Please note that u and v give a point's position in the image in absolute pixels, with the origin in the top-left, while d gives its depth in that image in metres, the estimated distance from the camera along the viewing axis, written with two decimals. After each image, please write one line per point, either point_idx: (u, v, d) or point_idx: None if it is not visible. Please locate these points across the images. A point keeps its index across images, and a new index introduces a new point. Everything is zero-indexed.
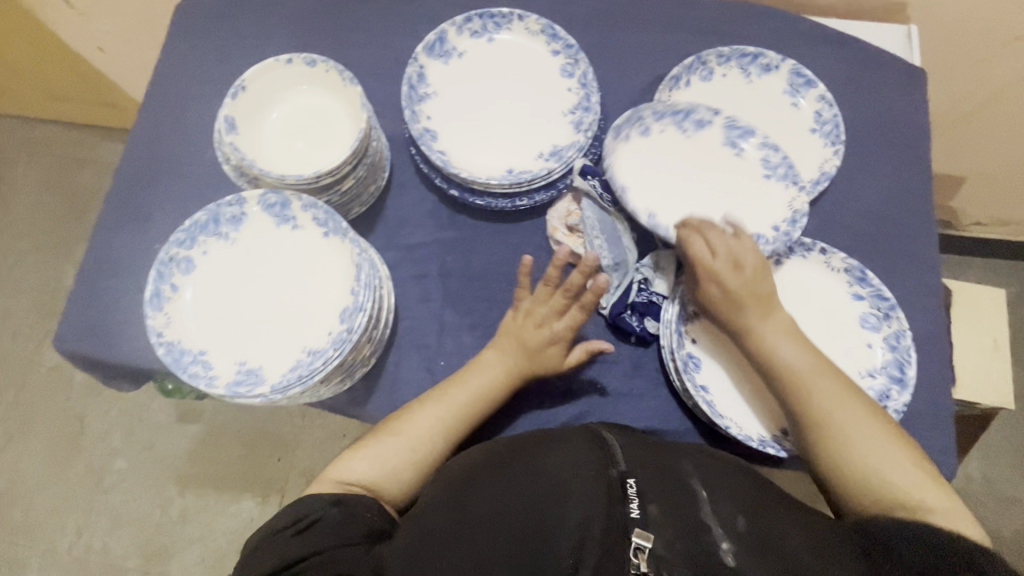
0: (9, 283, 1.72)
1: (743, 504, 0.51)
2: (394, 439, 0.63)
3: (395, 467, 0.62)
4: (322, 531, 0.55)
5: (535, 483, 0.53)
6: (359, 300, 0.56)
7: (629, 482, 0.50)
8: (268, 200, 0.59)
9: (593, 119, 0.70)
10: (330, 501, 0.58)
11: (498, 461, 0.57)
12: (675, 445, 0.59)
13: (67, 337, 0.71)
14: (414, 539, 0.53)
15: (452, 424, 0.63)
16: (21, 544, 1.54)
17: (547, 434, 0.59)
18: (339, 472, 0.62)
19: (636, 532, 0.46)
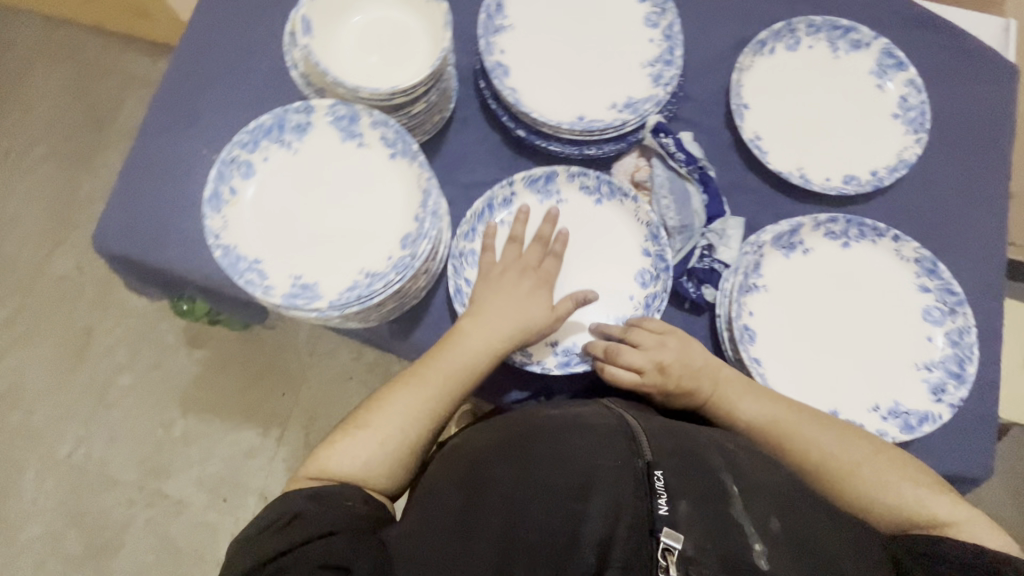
0: (24, 185, 1.68)
1: (771, 504, 0.49)
2: (370, 429, 0.59)
3: (383, 442, 0.58)
4: (306, 525, 0.49)
5: (557, 470, 0.51)
6: (424, 228, 0.54)
7: (655, 476, 0.50)
8: (337, 112, 0.57)
9: (674, 74, 0.67)
10: (309, 495, 0.53)
11: (515, 441, 0.55)
12: (687, 432, 0.58)
13: (107, 232, 0.69)
14: (421, 524, 0.50)
15: (443, 391, 0.60)
16: (20, 446, 1.53)
17: (564, 419, 0.57)
18: (321, 465, 0.58)
19: (665, 531, 0.45)
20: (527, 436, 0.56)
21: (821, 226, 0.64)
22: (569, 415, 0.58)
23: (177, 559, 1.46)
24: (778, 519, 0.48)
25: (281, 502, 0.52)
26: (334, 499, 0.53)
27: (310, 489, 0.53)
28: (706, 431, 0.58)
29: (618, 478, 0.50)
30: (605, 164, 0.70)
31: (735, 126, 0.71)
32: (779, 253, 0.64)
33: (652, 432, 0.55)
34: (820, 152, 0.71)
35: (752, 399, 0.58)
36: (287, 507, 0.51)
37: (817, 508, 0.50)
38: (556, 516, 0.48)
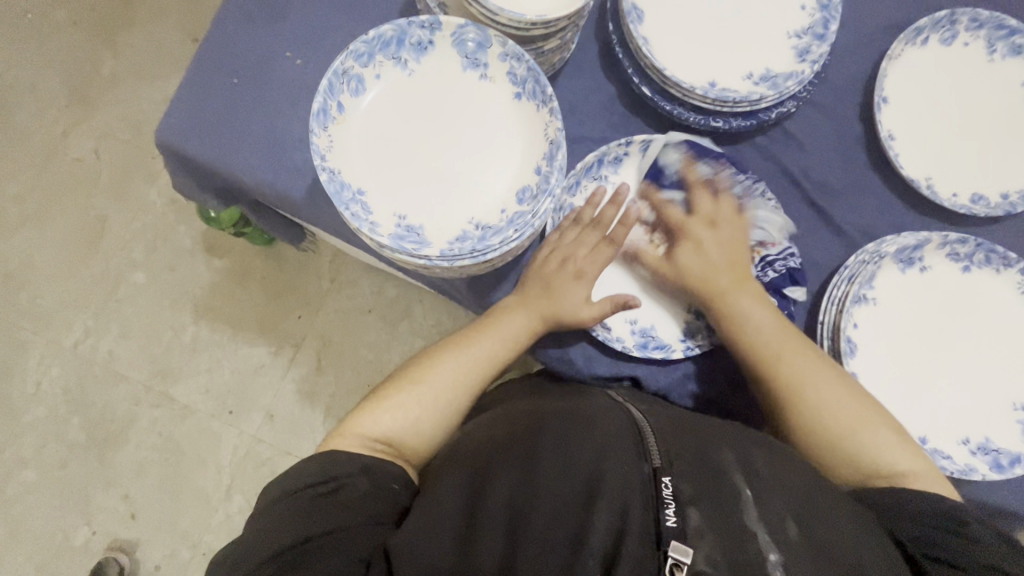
0: (42, 53, 1.55)
1: (789, 505, 0.48)
2: (419, 390, 0.60)
3: (419, 418, 0.60)
4: (346, 503, 0.51)
5: (562, 478, 0.48)
6: (548, 183, 0.48)
7: (663, 484, 0.47)
8: (465, 34, 0.49)
9: (824, 51, 0.60)
10: (362, 466, 0.54)
11: (521, 442, 0.53)
12: (705, 425, 0.56)
13: (172, 126, 0.62)
14: (418, 523, 0.49)
15: (488, 359, 0.61)
16: (26, 328, 1.47)
17: (573, 414, 0.54)
18: (362, 425, 0.59)
19: (674, 547, 0.42)
20: (533, 435, 0.53)
21: (947, 244, 0.60)
22: (574, 406, 0.55)
23: (178, 462, 1.42)
24: (795, 526, 0.46)
25: (328, 461, 0.54)
26: (380, 478, 0.54)
27: (361, 459, 0.55)
28: (719, 432, 0.55)
29: (627, 484, 0.47)
30: (724, 139, 0.64)
31: (870, 119, 0.65)
32: (896, 267, 0.61)
33: (663, 431, 0.52)
34: (955, 162, 0.65)
35: (762, 311, 0.58)
36: (335, 471, 0.53)
37: (837, 515, 0.48)
38: (560, 530, 0.45)
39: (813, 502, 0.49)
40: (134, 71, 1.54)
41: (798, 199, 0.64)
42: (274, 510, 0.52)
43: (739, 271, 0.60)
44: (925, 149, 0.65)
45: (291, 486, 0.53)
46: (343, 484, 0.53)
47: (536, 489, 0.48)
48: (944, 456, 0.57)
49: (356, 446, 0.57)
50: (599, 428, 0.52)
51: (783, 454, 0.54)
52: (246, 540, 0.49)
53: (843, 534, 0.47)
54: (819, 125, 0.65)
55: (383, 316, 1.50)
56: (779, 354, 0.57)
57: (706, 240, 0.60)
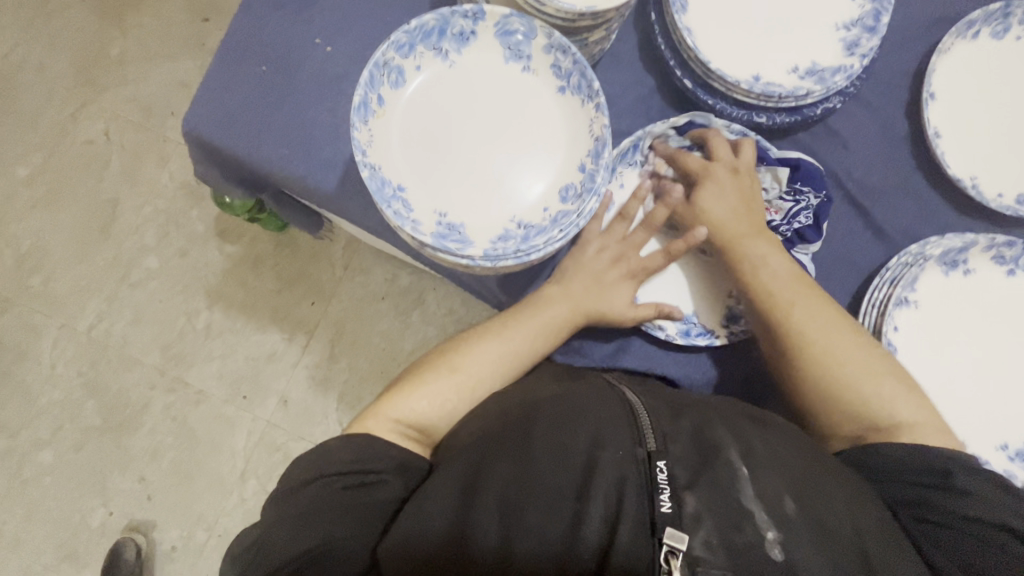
0: (49, 32, 1.52)
1: (786, 482, 0.46)
2: (458, 375, 0.59)
3: (454, 407, 0.59)
4: (373, 501, 0.50)
5: (556, 468, 0.47)
6: (593, 182, 0.47)
7: (657, 469, 0.45)
8: (510, 24, 0.48)
9: (874, 45, 0.58)
10: (396, 464, 0.52)
11: (511, 429, 0.51)
12: (701, 402, 0.53)
13: (199, 116, 0.60)
14: (410, 515, 0.48)
15: (520, 352, 0.60)
16: (39, 312, 1.46)
17: (565, 398, 0.52)
18: (394, 407, 0.57)
19: (668, 534, 0.42)
20: (525, 422, 0.51)
21: (994, 247, 0.59)
22: (564, 391, 0.53)
23: (194, 446, 1.42)
24: (792, 500, 0.45)
25: (361, 446, 0.53)
26: (412, 477, 0.53)
27: (395, 452, 0.53)
28: (713, 408, 0.52)
29: (621, 472, 0.46)
30: (766, 135, 0.62)
31: (915, 116, 0.63)
32: (939, 270, 0.60)
33: (656, 412, 0.50)
34: (1002, 162, 0.63)
35: (778, 256, 0.57)
36: (376, 465, 0.52)
37: (836, 488, 0.47)
38: (553, 524, 0.45)
39: (812, 475, 0.47)
40: (144, 51, 1.51)
41: (839, 197, 0.63)
42: (299, 498, 0.50)
43: (752, 216, 0.59)
44: (971, 148, 0.63)
45: (317, 471, 0.51)
46: (376, 481, 0.51)
47: (529, 480, 0.47)
48: (983, 462, 0.56)
49: (391, 433, 0.55)
50: (590, 414, 0.49)
51: (779, 430, 0.51)
52: (269, 526, 0.48)
53: (843, 508, 0.46)
54: (862, 121, 0.63)
55: (396, 304, 1.49)
56: (791, 297, 0.56)
57: (708, 197, 0.58)
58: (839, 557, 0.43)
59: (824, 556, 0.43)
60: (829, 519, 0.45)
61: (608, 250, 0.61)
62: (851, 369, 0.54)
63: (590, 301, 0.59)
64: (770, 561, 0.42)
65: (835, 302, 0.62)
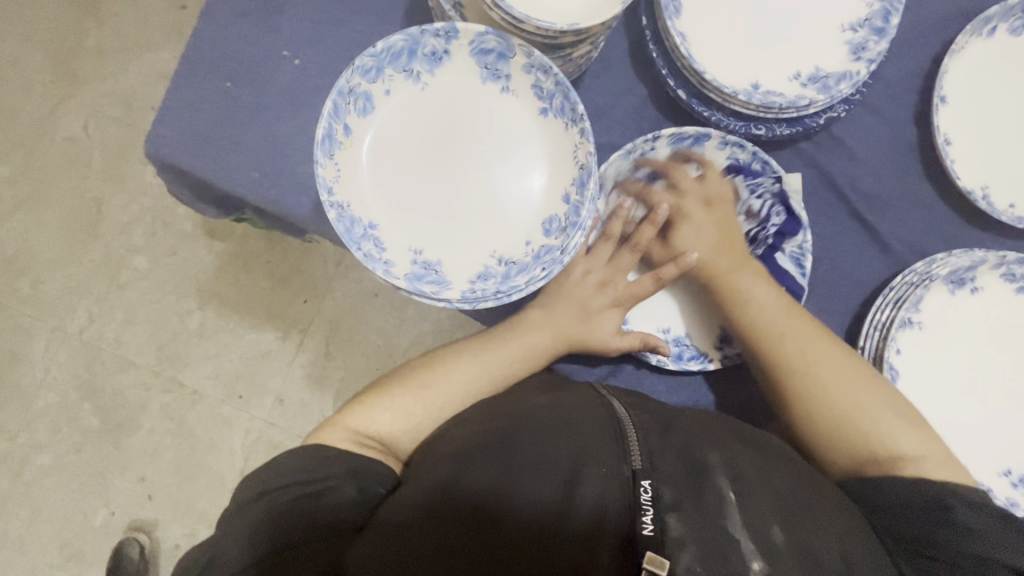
0: (21, 24, 1.46)
1: (775, 510, 0.45)
2: (428, 391, 0.58)
3: (420, 425, 0.57)
4: (327, 507, 0.48)
5: (537, 483, 0.45)
6: (578, 216, 0.44)
7: (642, 489, 0.44)
8: (485, 43, 0.44)
9: (883, 49, 0.54)
10: (347, 469, 0.51)
11: (495, 440, 0.49)
12: (691, 419, 0.52)
13: (160, 138, 0.57)
14: (382, 532, 0.45)
15: (490, 376, 0.58)
16: (30, 315, 1.45)
17: (551, 413, 0.51)
18: (358, 419, 0.56)
19: (650, 557, 0.40)
20: (508, 433, 0.49)
21: (1004, 265, 0.56)
22: (551, 404, 0.52)
23: (192, 445, 1.42)
24: (780, 528, 0.44)
25: (314, 457, 0.52)
26: (365, 482, 0.51)
27: (349, 461, 0.52)
28: (708, 427, 0.52)
29: (603, 491, 0.44)
30: (764, 146, 0.59)
31: (925, 122, 0.59)
32: (946, 289, 0.57)
33: (646, 429, 0.49)
34: (1016, 169, 0.59)
35: (765, 288, 0.56)
36: (323, 473, 0.50)
37: (826, 517, 0.46)
38: (532, 535, 0.43)
39: (801, 503, 0.46)
40: (119, 43, 1.45)
41: (841, 211, 0.60)
42: (251, 509, 0.49)
43: (734, 247, 0.57)
44: (982, 156, 0.60)
45: (272, 482, 0.50)
46: (326, 487, 0.49)
47: (506, 495, 0.45)
48: (984, 489, 0.55)
49: (346, 442, 0.54)
50: (579, 429, 0.48)
51: (771, 451, 0.51)
52: (219, 541, 0.47)
53: (832, 534, 0.45)
54: (868, 127, 0.59)
55: (390, 300, 1.46)
56: (781, 330, 0.55)
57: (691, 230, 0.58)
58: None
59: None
60: (818, 548, 0.44)
61: (595, 273, 0.59)
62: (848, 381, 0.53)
63: (576, 329, 0.58)
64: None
65: (835, 322, 0.59)
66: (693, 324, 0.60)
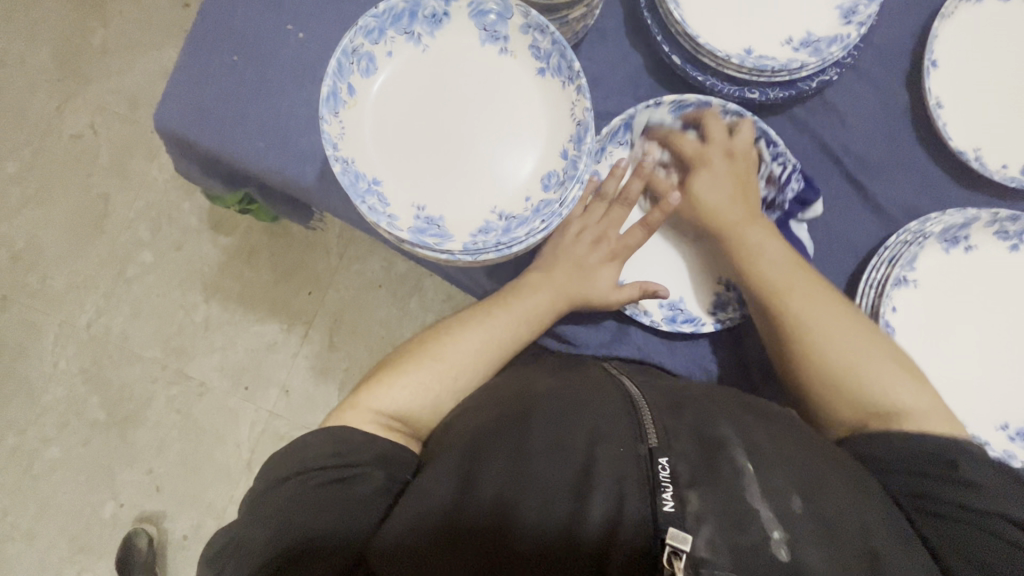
0: (29, 25, 1.49)
1: (794, 483, 0.45)
2: (441, 364, 0.58)
3: (436, 397, 0.57)
4: (351, 495, 0.49)
5: (554, 464, 0.46)
6: (576, 169, 0.45)
7: (659, 465, 0.44)
8: (484, 5, 0.46)
9: (873, 12, 0.55)
10: (376, 454, 0.51)
11: (511, 426, 0.50)
12: (703, 395, 0.53)
13: (171, 112, 0.58)
14: (409, 518, 0.46)
15: (499, 344, 0.59)
16: (37, 309, 1.46)
17: (562, 397, 0.51)
18: (376, 399, 0.56)
19: (673, 534, 0.40)
20: (524, 419, 0.50)
21: (997, 223, 0.57)
22: (564, 386, 0.53)
23: (199, 438, 1.44)
24: (800, 499, 0.44)
25: (339, 441, 0.52)
26: (392, 468, 0.51)
27: (376, 445, 0.52)
28: (721, 405, 0.52)
29: (621, 468, 0.45)
30: (758, 111, 0.60)
31: (916, 87, 0.61)
32: (940, 247, 0.58)
33: (659, 406, 0.49)
34: (1007, 131, 0.60)
35: (776, 244, 0.56)
36: (348, 460, 0.50)
37: (844, 488, 0.46)
38: (553, 520, 0.44)
39: (818, 474, 0.46)
40: (125, 41, 1.47)
41: (835, 175, 0.61)
42: (280, 494, 0.49)
43: (747, 202, 0.58)
44: (973, 120, 0.61)
45: (299, 466, 0.51)
46: (354, 476, 0.50)
47: (523, 479, 0.46)
48: (982, 443, 0.55)
49: (371, 425, 0.54)
50: (593, 409, 0.49)
51: (785, 425, 0.51)
52: (251, 528, 0.47)
53: (849, 499, 0.45)
54: (861, 92, 0.61)
55: (393, 291, 1.47)
56: (786, 281, 0.55)
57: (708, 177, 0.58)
58: (845, 560, 0.42)
59: (833, 559, 0.42)
60: (836, 517, 0.44)
61: (590, 231, 0.60)
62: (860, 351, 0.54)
63: (575, 286, 0.58)
64: (776, 562, 0.41)
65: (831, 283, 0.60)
66: (692, 285, 0.61)
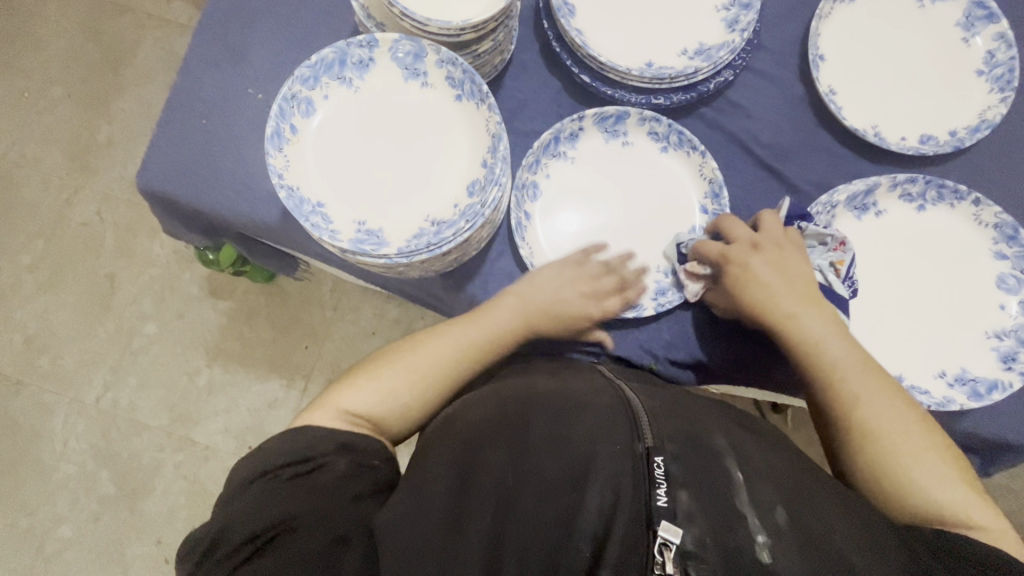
0: (39, 128, 1.62)
1: (781, 491, 0.47)
2: (403, 366, 0.60)
3: (403, 394, 0.59)
4: (321, 484, 0.49)
5: (552, 458, 0.48)
6: (493, 174, 0.51)
7: (655, 465, 0.46)
8: (401, 47, 0.53)
9: (751, 19, 0.63)
10: (338, 445, 0.53)
11: (510, 426, 0.51)
12: (696, 408, 0.56)
13: (150, 172, 0.67)
14: (410, 514, 0.47)
15: (457, 349, 0.61)
16: (48, 390, 1.52)
17: (560, 400, 0.53)
18: (344, 399, 0.58)
19: (663, 526, 0.43)
20: (524, 417, 0.52)
21: (898, 186, 0.62)
22: (561, 389, 0.55)
23: (206, 502, 1.45)
24: (784, 509, 0.46)
25: (304, 440, 0.53)
26: (357, 456, 0.53)
27: (339, 436, 0.54)
28: (711, 414, 0.55)
29: (617, 466, 0.46)
30: (668, 116, 0.67)
31: (809, 78, 0.67)
32: (850, 214, 0.63)
33: (654, 412, 0.51)
34: (899, 108, 0.67)
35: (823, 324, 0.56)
36: (310, 452, 0.52)
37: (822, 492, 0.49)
38: (550, 511, 0.45)
39: (800, 483, 0.49)
40: (128, 134, 1.61)
41: (749, 163, 0.67)
42: (247, 493, 0.50)
43: (801, 294, 0.57)
44: (867, 103, 0.67)
45: (263, 466, 0.51)
46: (318, 466, 0.51)
47: (521, 473, 0.48)
48: (920, 391, 0.58)
49: (337, 423, 0.56)
50: (589, 410, 0.51)
51: (773, 442, 0.55)
52: (227, 516, 0.48)
53: (829, 509, 0.48)
54: (760, 90, 0.67)
55: (387, 337, 1.52)
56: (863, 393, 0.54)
57: (759, 263, 0.58)
58: (821, 564, 0.44)
59: (809, 565, 0.44)
60: (816, 529, 0.46)
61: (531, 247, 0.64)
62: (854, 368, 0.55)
63: (526, 290, 0.62)
64: (758, 564, 0.43)
65: None
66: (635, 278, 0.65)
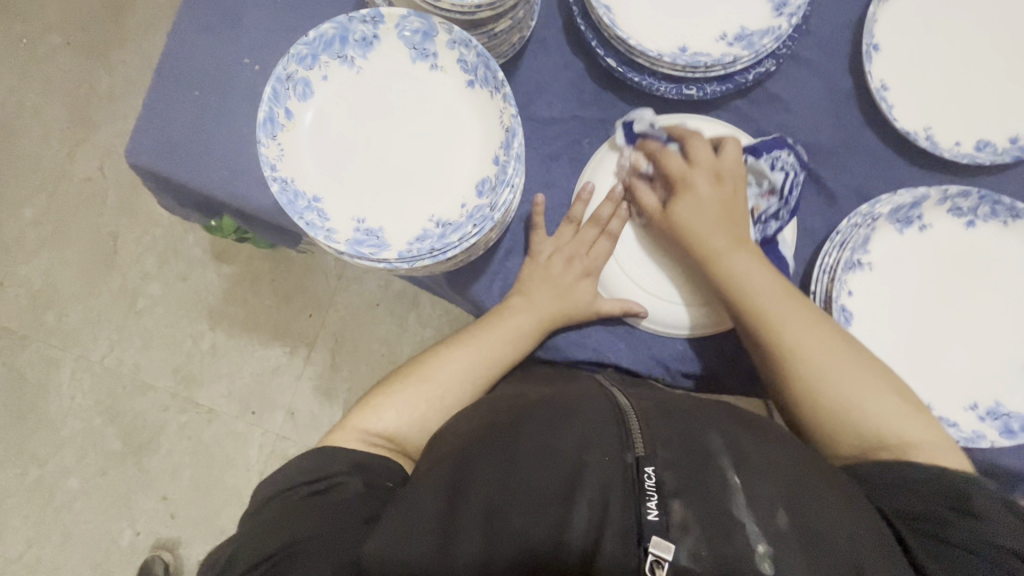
0: (38, 77, 1.56)
1: (780, 491, 0.43)
2: (427, 384, 0.59)
3: (424, 416, 0.58)
4: (331, 502, 0.47)
5: (541, 471, 0.44)
6: (505, 174, 0.46)
7: (646, 475, 0.42)
8: (409, 24, 0.47)
9: (802, 3, 0.56)
10: (354, 465, 0.51)
11: (500, 434, 0.48)
12: (690, 407, 0.50)
13: (139, 146, 0.62)
14: (398, 520, 0.43)
15: (484, 371, 0.59)
16: (53, 346, 1.52)
17: (553, 405, 0.49)
18: (366, 419, 0.57)
19: (654, 543, 0.40)
20: (511, 427, 0.48)
21: (948, 199, 0.56)
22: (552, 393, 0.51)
23: (210, 462, 1.47)
24: (785, 511, 0.42)
25: (323, 457, 0.52)
26: (371, 477, 0.51)
27: (356, 456, 0.52)
28: (707, 409, 0.50)
29: (607, 480, 0.43)
30: (699, 108, 0.61)
31: (859, 70, 0.61)
32: (893, 228, 0.57)
33: (648, 416, 0.47)
34: (958, 108, 0.60)
35: (762, 270, 0.53)
36: (325, 472, 0.50)
37: (830, 495, 0.44)
38: (539, 530, 0.42)
39: (804, 485, 0.44)
40: (129, 86, 1.55)
41: None
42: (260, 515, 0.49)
43: (735, 230, 0.55)
44: (921, 102, 0.60)
45: (285, 483, 0.51)
46: (331, 485, 0.49)
47: (509, 486, 0.44)
48: (948, 423, 0.54)
49: (357, 442, 0.55)
50: (580, 416, 0.47)
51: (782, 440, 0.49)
52: (240, 540, 0.46)
53: (837, 511, 0.43)
54: (803, 82, 0.61)
55: (392, 309, 1.49)
56: (780, 314, 0.52)
57: (684, 203, 0.55)
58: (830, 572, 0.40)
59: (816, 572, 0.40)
60: (820, 526, 0.42)
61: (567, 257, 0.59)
62: (816, 345, 0.51)
63: (558, 305, 0.59)
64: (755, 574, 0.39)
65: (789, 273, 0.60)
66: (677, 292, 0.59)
